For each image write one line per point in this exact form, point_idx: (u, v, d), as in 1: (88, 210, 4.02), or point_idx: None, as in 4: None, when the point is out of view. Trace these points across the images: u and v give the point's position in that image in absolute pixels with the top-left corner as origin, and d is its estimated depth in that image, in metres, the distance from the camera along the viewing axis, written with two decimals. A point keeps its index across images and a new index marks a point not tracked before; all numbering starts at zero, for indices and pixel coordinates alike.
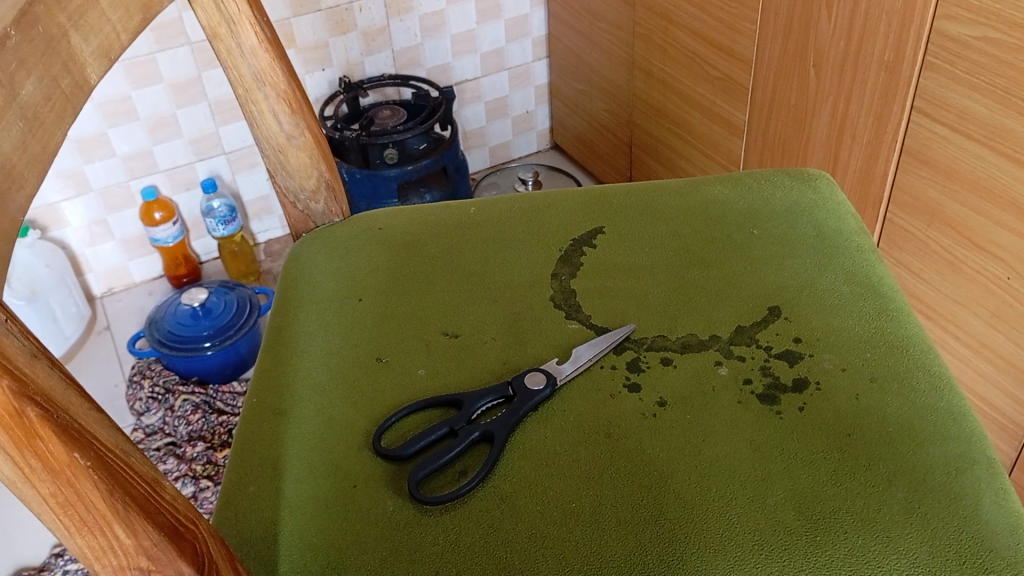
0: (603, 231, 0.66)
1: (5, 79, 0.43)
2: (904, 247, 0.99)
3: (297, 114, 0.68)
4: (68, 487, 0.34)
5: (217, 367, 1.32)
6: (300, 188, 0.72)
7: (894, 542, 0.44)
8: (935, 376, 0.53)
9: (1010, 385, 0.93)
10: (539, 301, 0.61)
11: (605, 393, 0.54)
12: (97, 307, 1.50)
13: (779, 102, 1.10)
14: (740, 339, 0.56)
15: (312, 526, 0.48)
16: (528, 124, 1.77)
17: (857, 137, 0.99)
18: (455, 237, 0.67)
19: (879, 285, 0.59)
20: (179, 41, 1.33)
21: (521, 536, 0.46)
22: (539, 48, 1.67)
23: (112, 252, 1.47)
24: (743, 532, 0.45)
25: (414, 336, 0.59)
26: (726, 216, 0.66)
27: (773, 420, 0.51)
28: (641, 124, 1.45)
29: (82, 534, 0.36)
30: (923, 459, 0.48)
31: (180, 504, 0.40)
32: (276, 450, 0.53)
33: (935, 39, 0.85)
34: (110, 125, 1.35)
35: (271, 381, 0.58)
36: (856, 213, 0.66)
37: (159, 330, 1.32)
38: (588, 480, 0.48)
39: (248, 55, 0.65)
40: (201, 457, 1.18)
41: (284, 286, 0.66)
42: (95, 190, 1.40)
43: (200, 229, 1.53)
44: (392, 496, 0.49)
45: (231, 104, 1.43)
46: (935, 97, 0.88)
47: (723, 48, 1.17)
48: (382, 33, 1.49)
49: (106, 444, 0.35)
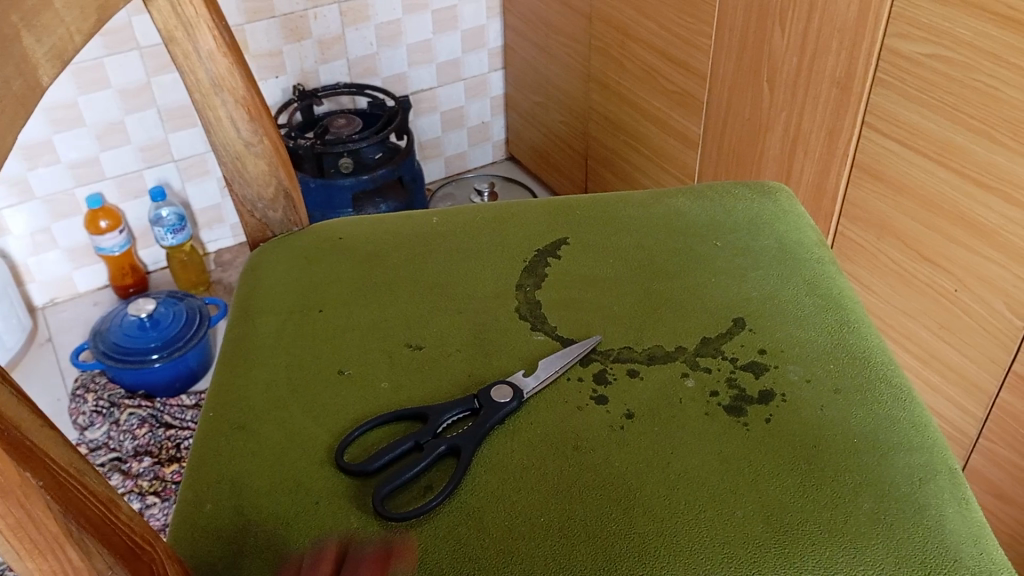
0: (567, 242, 0.66)
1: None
2: (856, 259, 1.01)
3: (256, 120, 0.67)
4: (18, 509, 0.32)
5: (165, 381, 1.29)
6: (258, 196, 0.70)
7: (862, 552, 0.44)
8: (897, 388, 0.53)
9: (958, 396, 0.95)
10: (504, 313, 0.60)
11: (573, 405, 0.53)
12: (39, 318, 1.45)
13: (733, 117, 1.12)
14: (706, 350, 0.56)
15: (271, 545, 0.46)
16: (484, 134, 1.77)
17: (810, 151, 1.01)
18: (417, 247, 0.66)
19: (839, 297, 0.60)
20: (128, 46, 1.30)
21: (488, 552, 0.45)
22: (495, 59, 1.67)
23: (56, 261, 1.43)
24: (713, 545, 0.45)
25: (378, 348, 0.58)
26: (689, 228, 0.66)
27: (740, 432, 0.51)
28: (598, 137, 1.45)
29: (34, 559, 0.33)
30: (888, 470, 0.48)
31: (137, 525, 0.38)
32: (235, 465, 0.51)
33: (887, 57, 0.87)
34: (55, 131, 1.31)
35: (229, 396, 0.56)
36: (816, 226, 0.67)
37: (104, 342, 1.28)
38: (556, 494, 0.48)
39: (205, 60, 0.63)
40: (147, 473, 1.15)
41: (241, 296, 0.64)
42: (39, 198, 1.35)
43: (149, 238, 1.49)
44: (356, 512, 0.48)
45: (183, 111, 1.40)
46: (886, 113, 0.90)
47: (680, 61, 1.18)
48: (338, 42, 1.48)
49: (58, 462, 0.34)
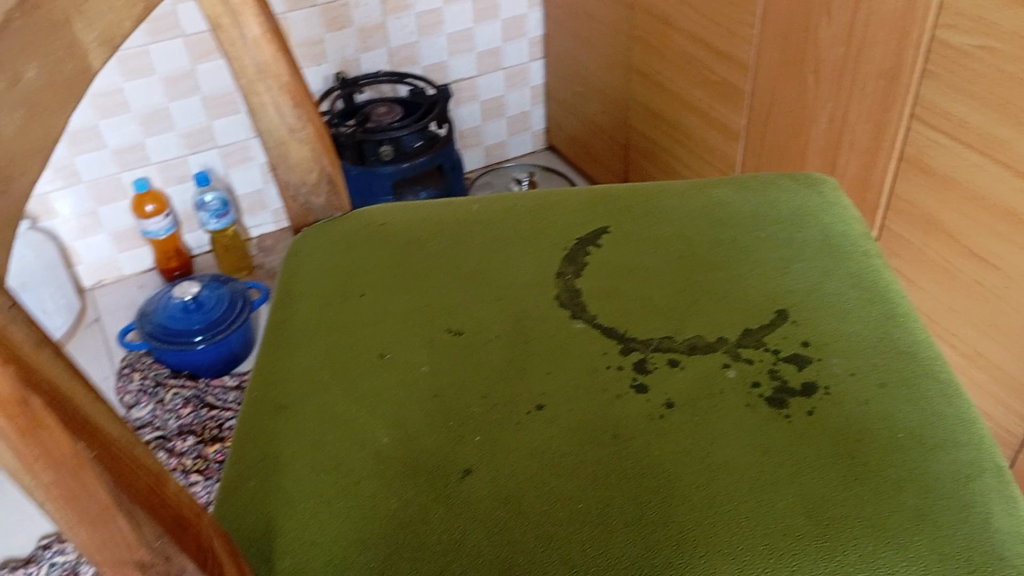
0: (608, 231, 0.65)
1: (26, 76, 0.43)
2: (902, 254, 0.99)
3: (299, 107, 0.68)
4: (70, 477, 0.33)
5: (209, 362, 1.31)
6: (301, 182, 0.71)
7: (905, 548, 0.44)
8: (944, 383, 0.52)
9: (1004, 395, 0.93)
10: (544, 301, 0.60)
11: (612, 393, 0.53)
12: (87, 299, 1.48)
13: (776, 109, 1.10)
14: (748, 341, 0.56)
15: (311, 524, 0.47)
16: (523, 124, 1.77)
17: (855, 144, 0.99)
18: (458, 234, 0.67)
19: (885, 290, 0.59)
20: (173, 33, 1.32)
21: (526, 536, 0.45)
22: (536, 49, 1.67)
23: (103, 245, 1.46)
24: (752, 536, 0.44)
25: (417, 334, 0.58)
26: (732, 219, 0.66)
27: (781, 424, 0.50)
28: (638, 127, 1.45)
29: (85, 527, 0.34)
30: (933, 466, 0.48)
31: (184, 499, 0.39)
32: (276, 445, 0.52)
33: (936, 48, 0.85)
34: (102, 117, 1.34)
35: (271, 378, 0.57)
36: (862, 218, 0.66)
37: (149, 323, 1.30)
38: (595, 481, 0.48)
39: (251, 46, 0.64)
40: (191, 451, 1.17)
41: (284, 279, 0.65)
42: (86, 182, 1.38)
43: (192, 223, 1.52)
44: (395, 494, 0.48)
45: (225, 98, 1.41)
46: (934, 106, 0.88)
47: (722, 52, 1.16)
48: (378, 30, 1.48)
49: (109, 434, 0.34)
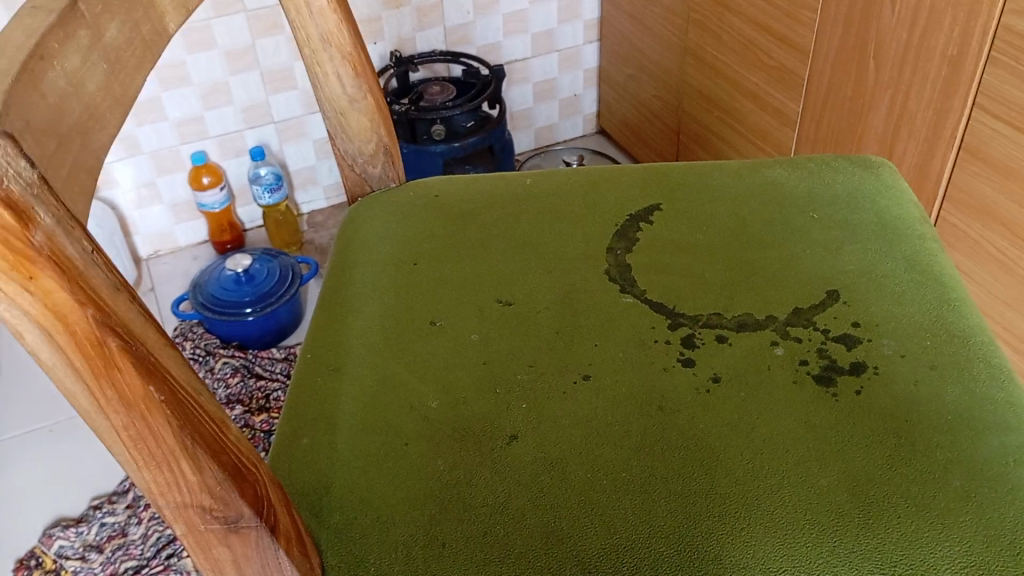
0: (660, 208, 0.66)
1: (102, 37, 0.44)
2: (958, 246, 0.98)
3: (360, 77, 0.69)
4: (140, 420, 0.34)
5: (257, 334, 1.34)
6: (359, 151, 0.73)
7: (949, 529, 0.44)
8: (997, 368, 0.52)
9: None
10: (594, 275, 0.61)
11: (659, 366, 0.54)
12: (143, 269, 1.52)
13: (834, 95, 1.09)
14: (798, 320, 0.56)
15: (361, 481, 0.49)
16: (574, 107, 1.77)
17: (914, 131, 0.97)
18: (510, 207, 0.67)
19: (940, 275, 0.58)
20: (234, 9, 1.34)
21: (569, 501, 0.46)
22: (590, 31, 1.66)
23: (161, 215, 1.50)
24: (794, 510, 0.45)
25: (468, 302, 0.60)
26: (786, 199, 0.65)
27: (828, 403, 0.50)
28: (691, 112, 1.44)
29: (150, 468, 0.36)
30: (981, 449, 0.47)
31: (243, 447, 0.40)
32: (329, 404, 0.53)
33: (1003, 35, 0.83)
34: (164, 90, 1.37)
35: (325, 340, 0.58)
36: (919, 202, 0.65)
37: (202, 294, 1.34)
38: (639, 451, 0.48)
39: (315, 16, 0.65)
40: (238, 420, 1.19)
41: (340, 246, 0.67)
42: (146, 153, 1.42)
43: (246, 197, 1.55)
44: (443, 455, 0.49)
45: (283, 74, 1.44)
46: (998, 94, 0.86)
47: (781, 36, 1.15)
48: (435, 9, 1.49)
49: (179, 380, 0.36)
